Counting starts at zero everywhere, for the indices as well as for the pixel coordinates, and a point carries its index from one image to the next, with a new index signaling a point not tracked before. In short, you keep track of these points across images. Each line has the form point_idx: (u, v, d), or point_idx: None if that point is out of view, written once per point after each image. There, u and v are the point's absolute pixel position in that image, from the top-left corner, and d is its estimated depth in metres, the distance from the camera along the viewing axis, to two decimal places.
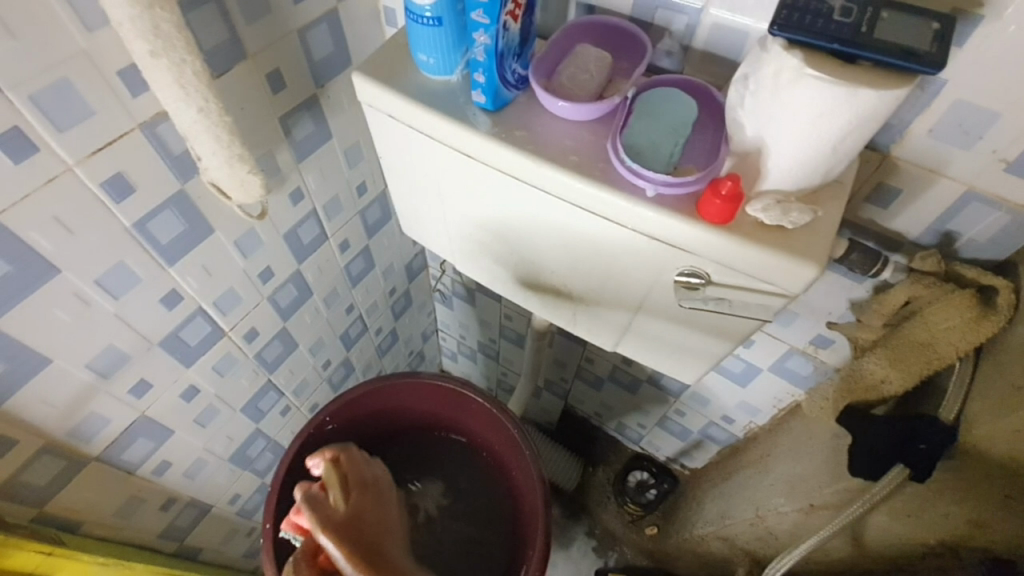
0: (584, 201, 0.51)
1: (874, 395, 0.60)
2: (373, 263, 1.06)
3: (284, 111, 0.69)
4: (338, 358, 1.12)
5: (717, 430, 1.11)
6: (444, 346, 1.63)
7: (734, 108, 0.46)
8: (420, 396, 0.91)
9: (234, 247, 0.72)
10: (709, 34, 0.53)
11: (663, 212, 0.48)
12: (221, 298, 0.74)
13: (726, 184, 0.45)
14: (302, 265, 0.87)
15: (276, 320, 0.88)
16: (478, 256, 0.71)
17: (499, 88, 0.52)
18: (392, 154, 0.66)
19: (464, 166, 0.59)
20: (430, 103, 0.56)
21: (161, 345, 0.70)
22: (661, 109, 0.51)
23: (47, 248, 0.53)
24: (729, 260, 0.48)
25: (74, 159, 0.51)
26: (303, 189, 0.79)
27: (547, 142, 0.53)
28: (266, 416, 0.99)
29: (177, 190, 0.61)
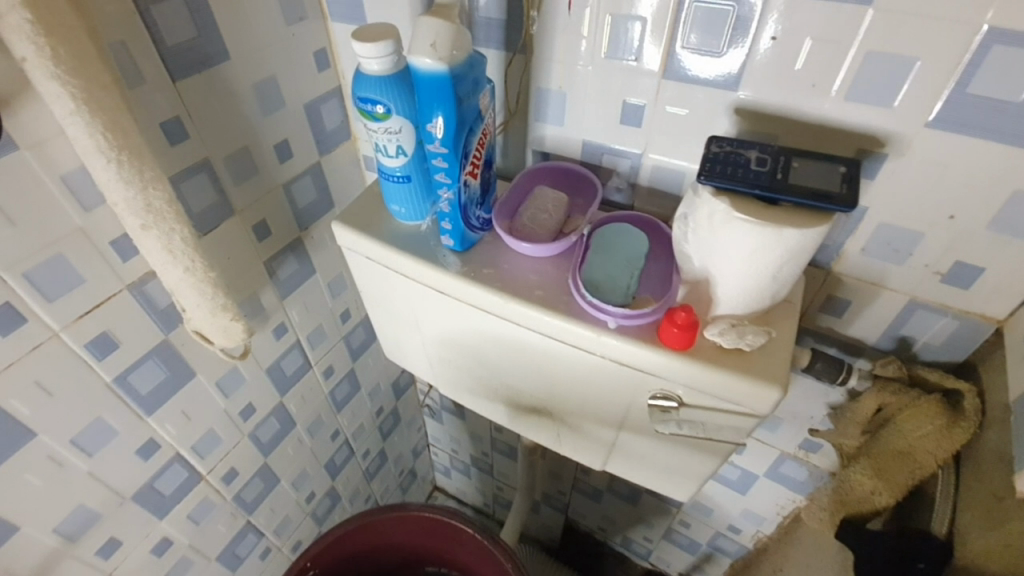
0: (551, 331, 0.53)
1: (867, 506, 0.60)
2: (359, 386, 1.06)
3: (269, 255, 0.74)
4: (323, 489, 1.08)
5: (726, 542, 1.05)
6: (436, 461, 1.57)
7: (680, 243, 0.50)
8: (408, 529, 0.86)
9: (215, 389, 0.72)
10: (652, 173, 0.59)
11: (626, 341, 0.50)
12: (200, 442, 0.74)
13: (680, 313, 0.47)
14: (286, 397, 0.87)
15: (257, 457, 0.86)
16: (459, 382, 0.72)
17: (465, 232, 0.56)
18: (371, 289, 0.69)
19: (438, 301, 0.61)
20: (403, 247, 0.60)
21: (134, 498, 0.67)
22: (615, 243, 0.55)
23: (26, 412, 0.53)
24: (696, 384, 0.49)
25: (61, 324, 0.53)
26: (287, 323, 0.81)
27: (514, 278, 0.56)
28: (244, 562, 0.93)
29: (161, 341, 0.62)
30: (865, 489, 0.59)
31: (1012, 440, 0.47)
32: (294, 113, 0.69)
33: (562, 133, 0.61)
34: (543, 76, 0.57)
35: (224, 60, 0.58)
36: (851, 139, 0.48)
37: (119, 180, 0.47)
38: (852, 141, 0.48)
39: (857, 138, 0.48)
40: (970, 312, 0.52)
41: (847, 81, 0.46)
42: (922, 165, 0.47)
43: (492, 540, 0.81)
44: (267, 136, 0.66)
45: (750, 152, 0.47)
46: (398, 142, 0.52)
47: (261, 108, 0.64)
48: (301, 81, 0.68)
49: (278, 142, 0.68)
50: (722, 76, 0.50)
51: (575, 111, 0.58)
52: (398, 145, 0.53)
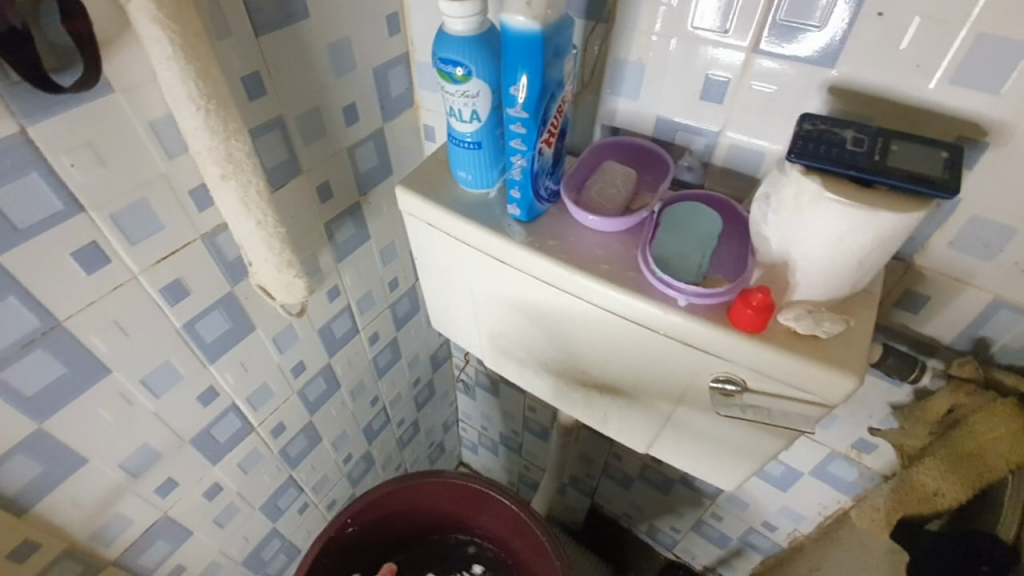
0: (615, 307, 0.53)
1: (928, 508, 0.57)
2: (400, 355, 1.08)
3: (330, 217, 0.75)
4: (359, 452, 1.11)
5: (759, 538, 1.05)
6: (464, 437, 1.60)
7: (757, 224, 0.49)
8: (445, 497, 0.88)
9: (271, 344, 0.74)
10: (727, 153, 0.57)
11: (694, 320, 0.49)
12: (254, 394, 0.76)
13: (757, 295, 0.46)
14: (334, 358, 0.89)
15: (304, 414, 0.88)
16: (508, 353, 0.73)
17: (533, 202, 0.56)
18: (427, 256, 0.70)
19: (499, 272, 0.62)
20: (467, 214, 0.60)
21: (192, 442, 0.69)
22: (687, 220, 0.54)
23: (104, 348, 0.54)
24: (766, 369, 0.48)
25: (140, 268, 0.54)
26: (340, 286, 0.83)
27: (580, 251, 0.56)
28: (284, 515, 0.96)
29: (227, 293, 0.64)
30: (926, 489, 0.56)
31: None
32: (363, 76, 0.69)
33: (635, 107, 0.60)
34: (622, 47, 0.56)
35: (304, 18, 0.58)
36: (951, 125, 0.46)
37: (205, 129, 0.48)
38: (952, 127, 0.46)
39: (958, 124, 0.45)
40: None
41: (954, 63, 0.43)
42: None
43: (528, 511, 0.82)
44: (337, 97, 0.67)
45: (845, 131, 0.45)
46: (474, 107, 0.52)
47: (334, 69, 0.65)
48: (372, 45, 0.68)
49: (347, 105, 0.69)
50: (815, 51, 0.47)
51: (653, 84, 0.57)
52: (474, 109, 0.53)
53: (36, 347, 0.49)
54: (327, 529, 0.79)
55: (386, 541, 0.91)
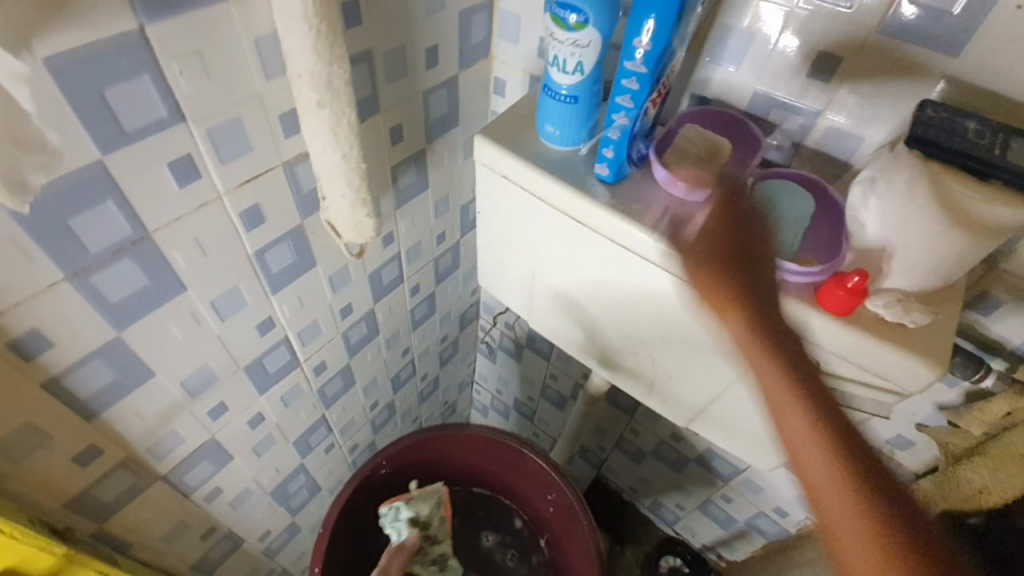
0: (696, 277, 0.53)
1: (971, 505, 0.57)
2: (435, 310, 1.09)
3: (397, 161, 0.74)
4: (384, 400, 1.12)
5: (766, 521, 1.08)
6: (476, 399, 1.62)
7: (856, 208, 0.49)
8: (476, 451, 0.90)
9: (327, 282, 0.75)
10: (823, 135, 0.57)
11: (781, 297, 0.50)
12: (305, 330, 0.76)
13: (852, 278, 0.46)
14: (377, 305, 0.90)
15: (344, 356, 0.89)
16: (561, 318, 0.74)
17: (624, 164, 0.56)
18: (494, 210, 0.70)
19: (572, 233, 0.61)
20: (551, 171, 0.60)
21: (245, 370, 0.70)
22: (780, 197, 0.54)
23: (183, 266, 0.54)
24: (845, 351, 0.49)
25: (225, 188, 0.54)
26: (395, 233, 0.82)
27: (663, 218, 0.55)
28: (312, 452, 0.98)
29: (296, 225, 0.64)
30: (971, 487, 0.57)
31: None
32: (450, 18, 0.67)
33: (733, 77, 0.59)
34: (733, 13, 0.54)
35: None
36: None
37: (313, 51, 0.47)
38: None
39: None
40: None
41: None
42: None
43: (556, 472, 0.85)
44: (423, 37, 0.65)
45: (966, 122, 0.45)
46: (580, 58, 0.52)
47: (425, 6, 0.63)
48: None
49: (430, 47, 0.67)
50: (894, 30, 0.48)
51: (757, 56, 0.56)
52: (579, 60, 0.52)
53: (124, 256, 0.49)
54: (364, 466, 0.81)
55: (411, 487, 0.94)
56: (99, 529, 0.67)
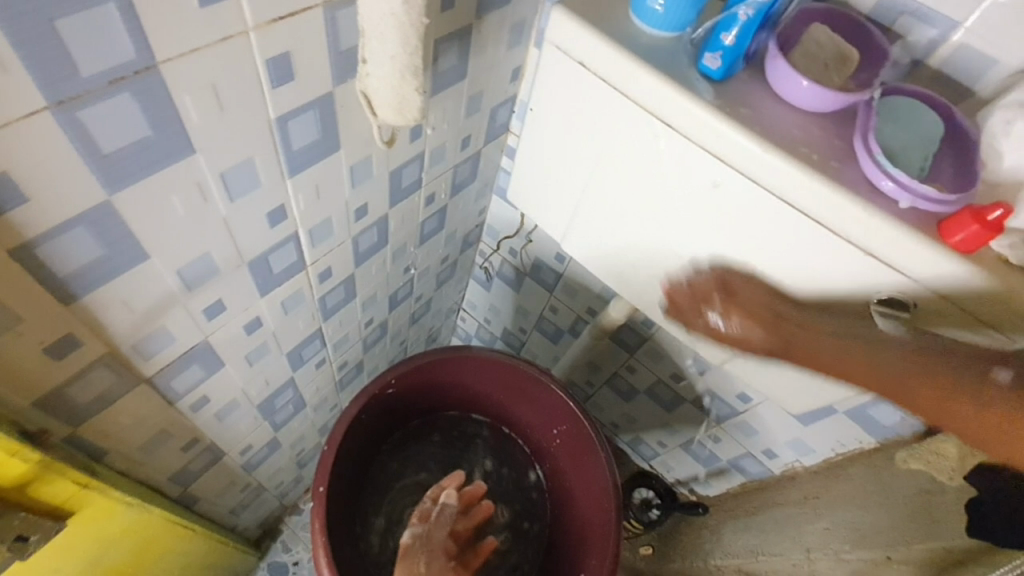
0: (805, 200, 0.47)
1: None
2: (443, 225, 0.99)
3: (442, 34, 0.62)
4: (378, 318, 1.04)
5: (751, 463, 1.10)
6: (460, 327, 1.56)
7: (994, 134, 0.45)
8: (485, 376, 0.85)
9: (347, 174, 0.64)
10: (950, 54, 0.51)
11: (902, 227, 0.44)
12: (317, 227, 0.66)
13: (993, 211, 0.42)
14: (392, 210, 0.79)
15: (350, 264, 0.79)
16: (608, 240, 0.67)
17: (739, 57, 0.48)
18: (556, 108, 0.61)
19: (657, 140, 0.53)
20: (644, 59, 0.51)
21: (249, 265, 0.60)
22: (908, 116, 0.47)
23: (195, 119, 0.43)
24: (954, 293, 0.46)
25: (254, 23, 0.42)
26: (424, 127, 0.71)
27: (774, 129, 0.48)
28: (302, 366, 0.89)
29: (327, 92, 0.52)
30: None
31: None
32: None
33: None
34: None
35: None
36: None
37: None
38: None
39: None
40: None
41: None
42: None
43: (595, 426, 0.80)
44: None
45: None
46: None
47: None
48: None
49: None
50: None
51: None
52: None
53: (124, 89, 0.37)
54: (410, 361, 0.78)
55: (412, 409, 0.88)
56: (72, 434, 0.57)
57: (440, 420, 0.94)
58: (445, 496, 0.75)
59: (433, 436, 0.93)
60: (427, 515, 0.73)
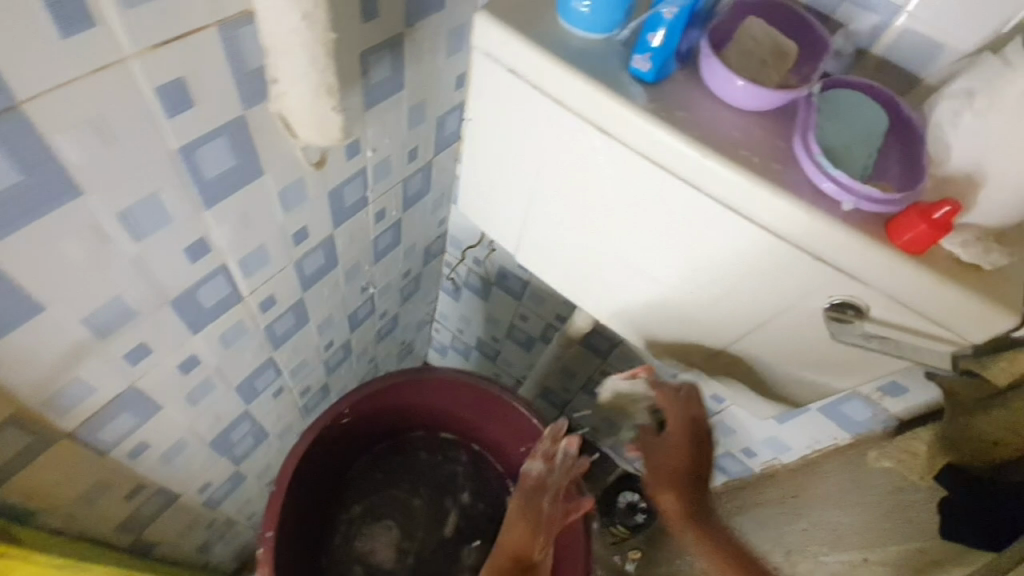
0: (748, 205, 0.45)
1: (986, 457, 0.55)
2: (399, 240, 0.96)
3: (369, 45, 0.58)
4: (340, 339, 1.00)
5: (730, 462, 1.05)
6: (434, 338, 1.52)
7: (941, 126, 0.42)
8: (447, 395, 0.82)
9: (277, 199, 0.60)
10: (894, 41, 0.48)
11: (848, 231, 0.42)
12: (250, 256, 0.62)
13: (941, 211, 0.39)
14: (337, 230, 0.76)
15: (296, 290, 0.75)
16: (558, 250, 0.64)
17: (670, 58, 0.45)
18: (492, 116, 0.58)
19: (595, 146, 0.50)
20: (573, 64, 0.48)
21: (173, 303, 0.56)
22: (850, 112, 0.45)
23: (76, 159, 0.40)
24: (908, 296, 0.43)
25: (134, 50, 0.38)
26: (361, 143, 0.67)
27: (713, 131, 0.46)
28: (257, 397, 0.85)
29: (237, 116, 0.49)
30: (987, 439, 0.55)
31: None
32: None
33: None
34: None
35: None
36: None
37: None
38: None
39: None
40: None
41: None
42: None
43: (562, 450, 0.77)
44: None
45: None
46: None
47: None
48: None
49: None
50: None
51: None
52: None
53: None
54: (388, 376, 0.76)
55: (375, 432, 0.85)
56: None
57: (421, 438, 0.92)
58: (569, 444, 0.71)
59: (417, 454, 0.91)
60: (551, 456, 0.72)
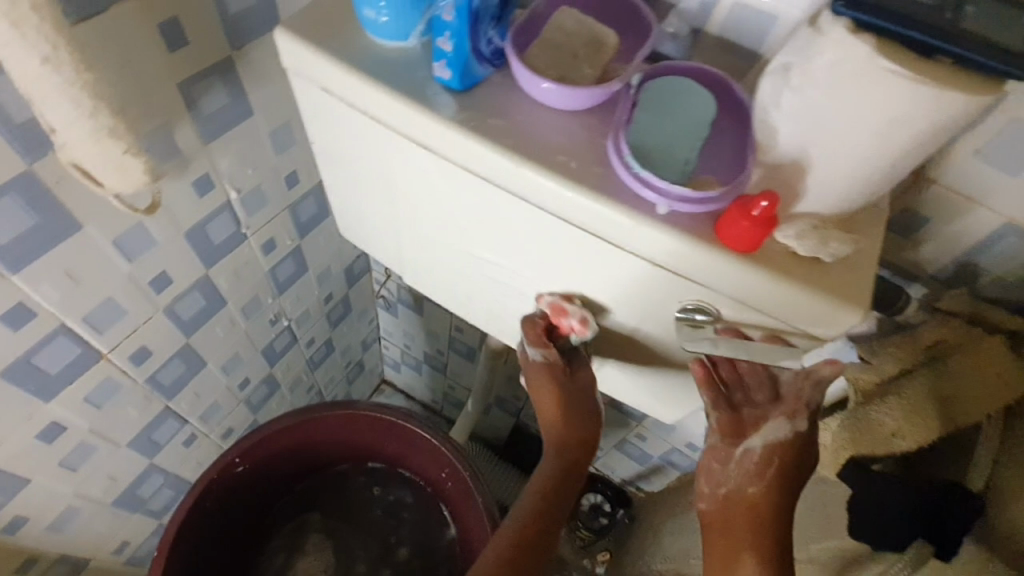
0: (572, 213, 0.41)
1: (882, 449, 0.49)
2: (305, 267, 0.87)
3: (188, 75, 0.53)
4: (258, 376, 0.94)
5: (682, 458, 1.05)
6: (386, 354, 1.41)
7: (766, 108, 0.37)
8: (355, 428, 0.79)
9: (112, 249, 0.56)
10: (727, 17, 0.44)
11: (673, 234, 0.38)
12: (96, 312, 0.58)
13: (759, 203, 0.35)
14: (213, 269, 0.70)
15: (178, 337, 0.71)
16: (431, 271, 0.60)
17: (470, 61, 0.41)
18: (326, 139, 0.53)
19: (420, 162, 0.46)
20: (376, 76, 0.44)
21: (5, 374, 0.54)
22: (673, 100, 0.40)
23: None
24: (747, 297, 0.39)
25: None
26: (214, 175, 0.62)
27: (530, 136, 0.41)
28: (162, 449, 0.81)
29: (23, 173, 0.45)
30: (884, 429, 0.48)
31: None
32: None
33: None
34: None
35: None
36: None
37: None
38: None
39: None
40: None
41: None
42: None
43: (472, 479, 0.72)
44: None
45: None
46: None
47: None
48: None
49: None
50: None
51: None
52: None
53: None
54: (299, 412, 0.74)
55: (291, 471, 0.83)
56: None
57: (359, 472, 0.88)
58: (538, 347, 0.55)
59: (348, 484, 0.89)
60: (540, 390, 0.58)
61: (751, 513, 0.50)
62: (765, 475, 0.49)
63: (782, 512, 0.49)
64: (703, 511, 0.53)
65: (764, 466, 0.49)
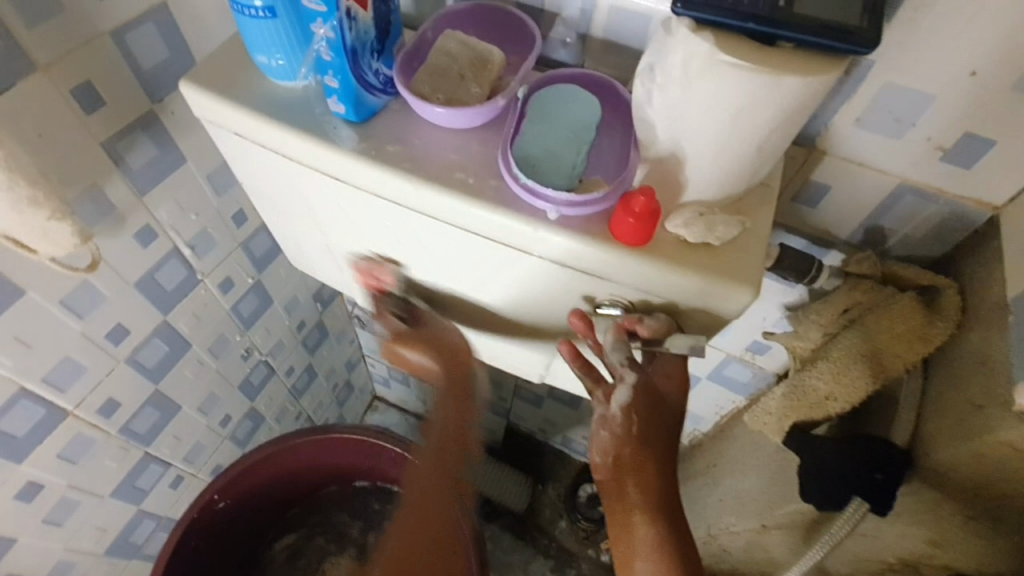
0: (477, 226, 0.42)
1: (819, 412, 0.53)
2: (270, 300, 0.86)
3: (110, 134, 0.54)
4: (240, 412, 0.94)
5: None
6: (374, 372, 1.34)
7: (641, 106, 0.38)
8: (332, 450, 0.80)
9: (61, 310, 0.58)
10: (608, 20, 0.45)
11: (570, 237, 0.40)
12: (54, 372, 0.60)
13: (638, 199, 0.37)
14: (171, 315, 0.71)
15: (145, 384, 0.72)
16: (372, 293, 0.61)
17: (359, 94, 0.42)
18: (249, 179, 0.54)
19: (335, 192, 0.48)
20: (278, 117, 0.45)
21: None
22: (559, 109, 0.43)
23: None
24: (648, 286, 0.41)
25: None
26: (155, 225, 0.63)
27: (427, 158, 0.43)
28: (149, 495, 0.83)
29: None
30: (818, 394, 0.52)
31: (1001, 338, 0.42)
32: None
33: None
34: None
35: None
36: None
37: None
38: None
39: None
40: (965, 198, 0.44)
41: None
42: (937, 19, 0.36)
43: (450, 491, 0.74)
44: None
45: None
46: None
47: None
48: None
49: None
50: None
51: None
52: None
53: None
54: (276, 441, 0.76)
55: (277, 498, 0.85)
56: None
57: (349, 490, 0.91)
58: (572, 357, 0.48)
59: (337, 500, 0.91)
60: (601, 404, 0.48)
61: (638, 475, 0.47)
62: (633, 434, 0.46)
63: (665, 463, 0.47)
64: (599, 479, 0.50)
65: (628, 425, 0.46)
